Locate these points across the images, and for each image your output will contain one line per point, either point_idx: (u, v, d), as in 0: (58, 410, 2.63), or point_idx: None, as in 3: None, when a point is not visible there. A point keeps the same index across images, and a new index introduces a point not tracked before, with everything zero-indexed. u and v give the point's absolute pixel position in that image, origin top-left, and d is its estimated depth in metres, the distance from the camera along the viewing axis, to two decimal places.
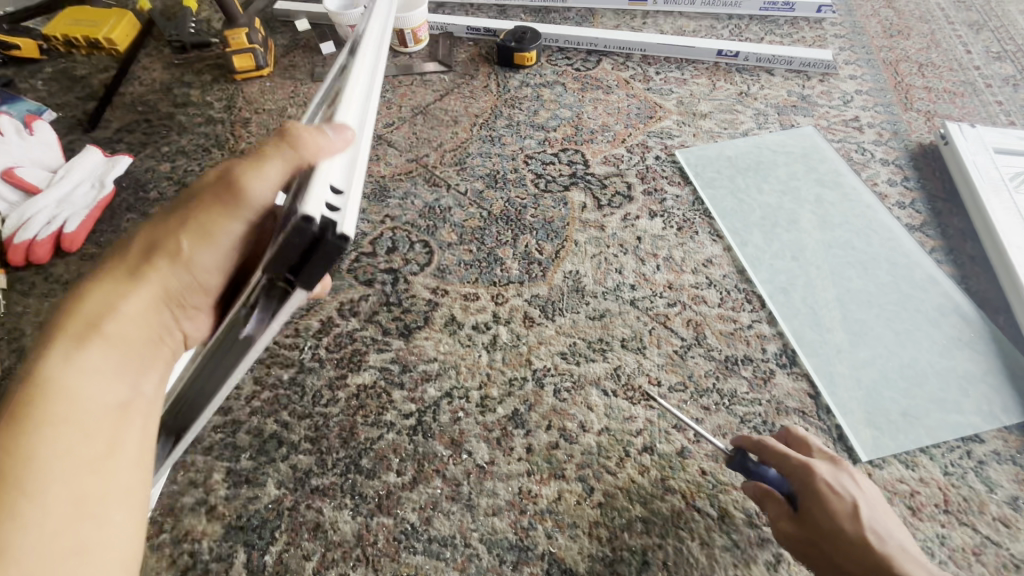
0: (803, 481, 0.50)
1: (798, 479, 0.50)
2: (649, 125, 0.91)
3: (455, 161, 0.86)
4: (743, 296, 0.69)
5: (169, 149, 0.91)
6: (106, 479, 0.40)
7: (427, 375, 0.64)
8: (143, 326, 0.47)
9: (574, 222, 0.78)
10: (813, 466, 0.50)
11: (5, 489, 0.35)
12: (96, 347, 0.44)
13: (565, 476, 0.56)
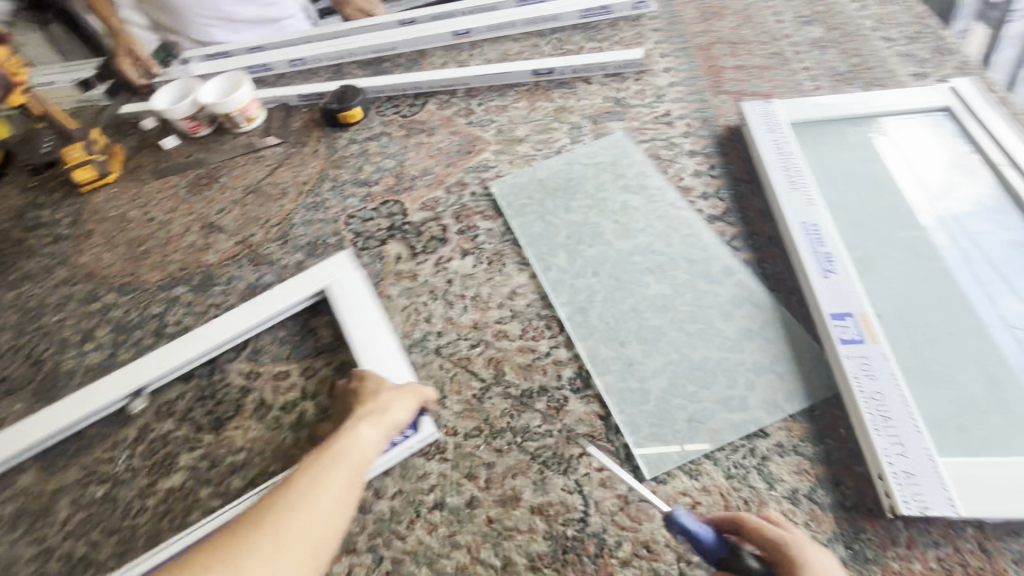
0: (786, 566, 0.45)
1: (779, 560, 0.45)
2: (467, 160, 0.92)
3: (280, 235, 0.88)
4: (544, 323, 0.69)
5: (16, 277, 0.94)
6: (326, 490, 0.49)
7: (234, 466, 0.64)
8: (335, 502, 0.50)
9: (388, 277, 0.79)
10: (795, 541, 0.46)
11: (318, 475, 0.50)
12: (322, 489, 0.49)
13: (356, 549, 0.56)
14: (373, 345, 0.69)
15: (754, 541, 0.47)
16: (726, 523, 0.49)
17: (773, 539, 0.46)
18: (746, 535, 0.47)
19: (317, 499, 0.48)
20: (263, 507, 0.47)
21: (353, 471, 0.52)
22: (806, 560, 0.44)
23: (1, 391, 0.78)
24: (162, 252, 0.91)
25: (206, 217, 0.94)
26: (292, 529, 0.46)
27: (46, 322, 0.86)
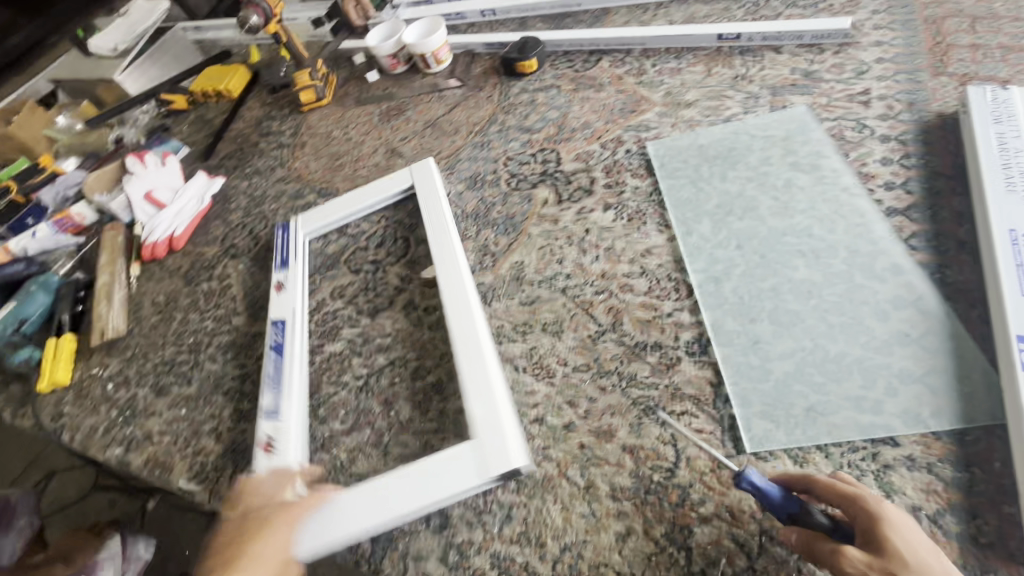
0: (862, 519, 0.45)
1: (856, 515, 0.46)
2: (629, 119, 0.92)
3: (447, 166, 0.99)
4: (673, 285, 0.70)
5: (250, 171, 1.19)
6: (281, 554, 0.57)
7: (381, 347, 0.77)
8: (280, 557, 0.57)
9: (532, 217, 0.85)
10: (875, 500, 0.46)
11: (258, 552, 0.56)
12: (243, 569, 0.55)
13: (463, 436, 0.65)
14: (416, 474, 0.60)
15: (825, 498, 0.48)
16: (796, 483, 0.50)
17: (848, 495, 0.47)
18: (816, 493, 0.48)
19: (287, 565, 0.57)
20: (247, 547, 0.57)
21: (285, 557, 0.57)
22: (884, 513, 0.45)
23: (230, 253, 1.01)
24: (353, 168, 1.07)
25: (390, 142, 1.09)
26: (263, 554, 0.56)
27: (265, 208, 1.08)
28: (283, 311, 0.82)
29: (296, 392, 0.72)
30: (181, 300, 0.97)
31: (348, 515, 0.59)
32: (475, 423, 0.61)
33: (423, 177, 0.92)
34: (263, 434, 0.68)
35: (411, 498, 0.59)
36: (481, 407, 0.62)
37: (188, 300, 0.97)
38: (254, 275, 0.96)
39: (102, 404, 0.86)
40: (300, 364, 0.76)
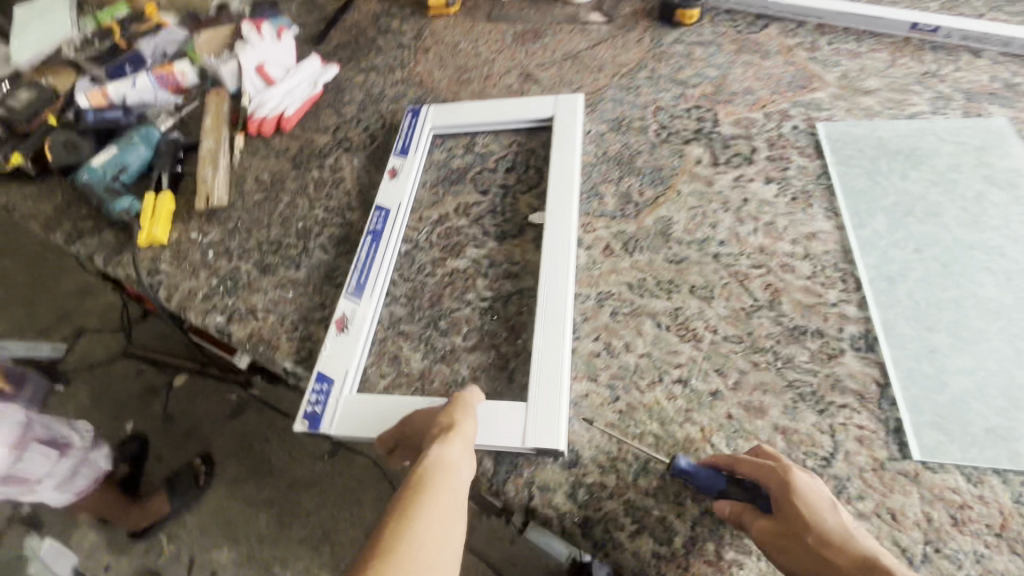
0: (776, 487, 0.49)
1: (772, 486, 0.49)
2: (798, 94, 0.86)
3: (588, 103, 0.93)
4: (839, 275, 0.66)
5: (365, 66, 1.12)
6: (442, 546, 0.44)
7: (508, 274, 0.74)
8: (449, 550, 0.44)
9: (683, 174, 0.80)
10: (785, 468, 0.49)
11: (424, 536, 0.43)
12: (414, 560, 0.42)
13: (597, 380, 0.63)
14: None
15: (747, 475, 0.51)
16: (723, 462, 0.53)
17: (762, 470, 0.50)
18: (739, 471, 0.51)
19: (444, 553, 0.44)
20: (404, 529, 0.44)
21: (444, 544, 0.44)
22: (794, 479, 0.49)
23: (343, 146, 0.97)
24: (481, 85, 1.01)
25: (523, 66, 1.02)
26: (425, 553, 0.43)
27: (383, 108, 1.02)
28: (389, 201, 0.82)
29: (375, 300, 0.72)
30: (288, 183, 0.93)
31: (370, 415, 0.63)
32: (530, 392, 0.60)
33: (566, 116, 0.85)
34: (342, 310, 0.70)
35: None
36: (538, 384, 0.61)
37: (296, 184, 0.93)
38: (369, 174, 0.92)
39: (200, 269, 0.84)
40: (388, 261, 0.76)
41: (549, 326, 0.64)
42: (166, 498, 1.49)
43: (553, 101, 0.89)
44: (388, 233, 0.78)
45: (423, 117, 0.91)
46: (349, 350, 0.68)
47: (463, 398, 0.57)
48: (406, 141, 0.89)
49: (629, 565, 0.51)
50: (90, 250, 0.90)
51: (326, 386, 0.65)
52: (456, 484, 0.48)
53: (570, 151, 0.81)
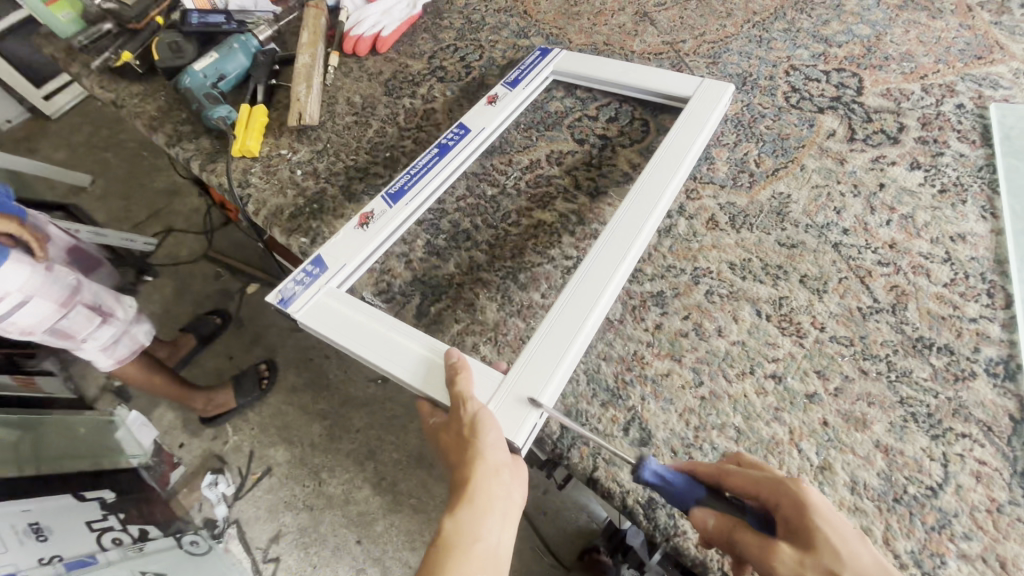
0: (786, 504, 0.44)
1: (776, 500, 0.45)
2: (970, 66, 0.73)
3: (710, 54, 0.83)
4: (985, 287, 0.57)
5: None
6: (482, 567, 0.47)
7: (597, 234, 0.70)
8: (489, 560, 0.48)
9: (811, 146, 0.70)
10: (795, 483, 0.45)
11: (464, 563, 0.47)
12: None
13: (681, 360, 0.59)
14: (425, 347, 0.60)
15: (734, 486, 0.47)
16: (705, 473, 0.49)
17: (759, 480, 0.46)
18: (726, 484, 0.48)
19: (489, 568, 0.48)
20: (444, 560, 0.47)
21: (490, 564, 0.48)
22: (807, 498, 0.44)
23: (437, 76, 0.92)
24: (592, 21, 0.92)
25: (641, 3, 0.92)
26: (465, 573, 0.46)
27: (482, 37, 0.96)
28: (475, 123, 0.78)
29: (407, 216, 0.71)
30: (379, 108, 0.90)
31: (338, 311, 0.64)
32: (535, 343, 0.58)
33: (710, 95, 0.74)
34: (372, 208, 0.71)
35: (391, 353, 0.60)
36: (543, 342, 0.57)
37: (386, 111, 0.90)
38: (461, 108, 0.88)
39: (287, 187, 0.84)
40: (437, 183, 0.74)
41: (576, 299, 0.59)
42: (231, 394, 1.59)
43: (699, 82, 0.77)
44: (456, 151, 0.75)
45: (550, 57, 0.84)
46: (356, 247, 0.68)
47: (471, 413, 0.53)
48: (520, 74, 0.82)
49: (690, 553, 0.50)
50: (188, 155, 0.92)
51: (318, 271, 0.66)
52: (484, 553, 0.47)
53: (694, 129, 0.71)
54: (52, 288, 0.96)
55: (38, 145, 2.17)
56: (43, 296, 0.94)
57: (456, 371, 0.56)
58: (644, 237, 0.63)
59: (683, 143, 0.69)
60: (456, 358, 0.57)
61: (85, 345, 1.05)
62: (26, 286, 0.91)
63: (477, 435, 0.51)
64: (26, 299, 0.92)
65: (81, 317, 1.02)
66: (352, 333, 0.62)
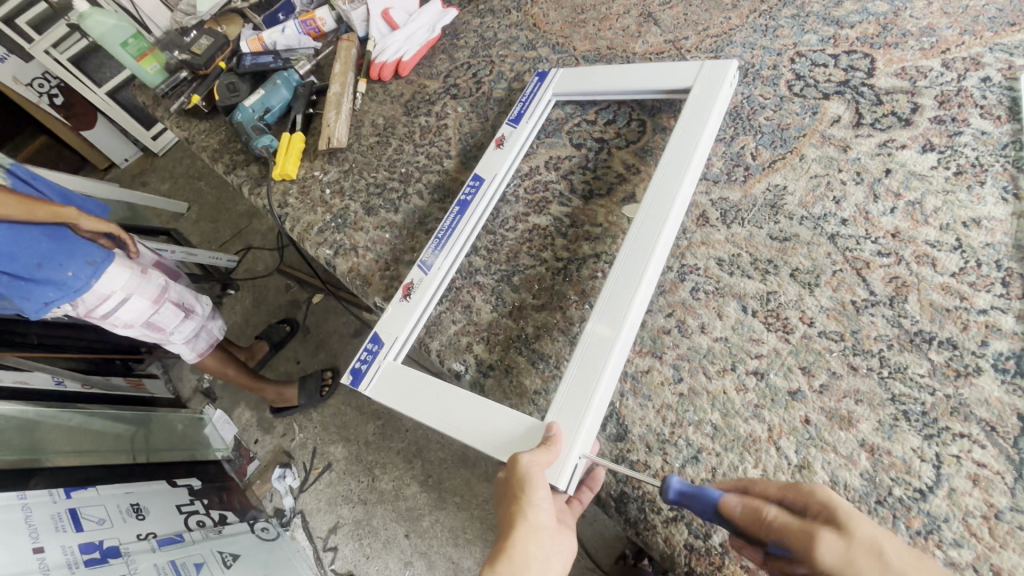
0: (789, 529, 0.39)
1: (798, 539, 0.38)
2: (1000, 35, 0.67)
3: (712, 49, 0.81)
4: (999, 276, 0.52)
5: (482, 8, 1.09)
6: None
7: (588, 235, 0.72)
8: None
9: (812, 135, 0.68)
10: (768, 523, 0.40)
11: None
12: None
13: (661, 357, 0.59)
14: (487, 407, 0.58)
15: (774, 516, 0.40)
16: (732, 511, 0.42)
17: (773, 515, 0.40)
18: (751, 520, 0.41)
19: None
20: None
21: None
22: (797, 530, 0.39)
23: (451, 93, 0.98)
24: (597, 26, 0.94)
25: (645, 4, 0.93)
26: None
27: (493, 53, 1.01)
28: (488, 170, 0.78)
29: (446, 269, 0.71)
30: (398, 128, 0.98)
31: (403, 380, 0.65)
32: (563, 389, 0.55)
33: (711, 85, 0.71)
34: (411, 277, 0.71)
35: (455, 416, 0.59)
36: (572, 397, 0.54)
37: (405, 130, 0.97)
38: (471, 122, 0.93)
39: (317, 204, 0.93)
40: (469, 231, 0.74)
41: (606, 315, 0.57)
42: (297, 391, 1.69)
43: (698, 69, 0.74)
44: (477, 202, 0.75)
45: (548, 82, 0.85)
46: (404, 317, 0.69)
47: (522, 466, 0.49)
48: (522, 108, 0.83)
49: (658, 547, 0.50)
50: (242, 181, 1.05)
51: (376, 348, 0.69)
52: None
53: (697, 131, 0.67)
54: (146, 286, 1.10)
55: (146, 180, 2.51)
56: (140, 295, 1.09)
57: (549, 444, 0.51)
58: (664, 245, 0.60)
59: (685, 147, 0.66)
60: (553, 431, 0.52)
61: (173, 336, 1.20)
62: (127, 287, 1.05)
63: (525, 490, 0.47)
64: (128, 298, 1.06)
65: (169, 314, 1.16)
66: (418, 400, 0.62)
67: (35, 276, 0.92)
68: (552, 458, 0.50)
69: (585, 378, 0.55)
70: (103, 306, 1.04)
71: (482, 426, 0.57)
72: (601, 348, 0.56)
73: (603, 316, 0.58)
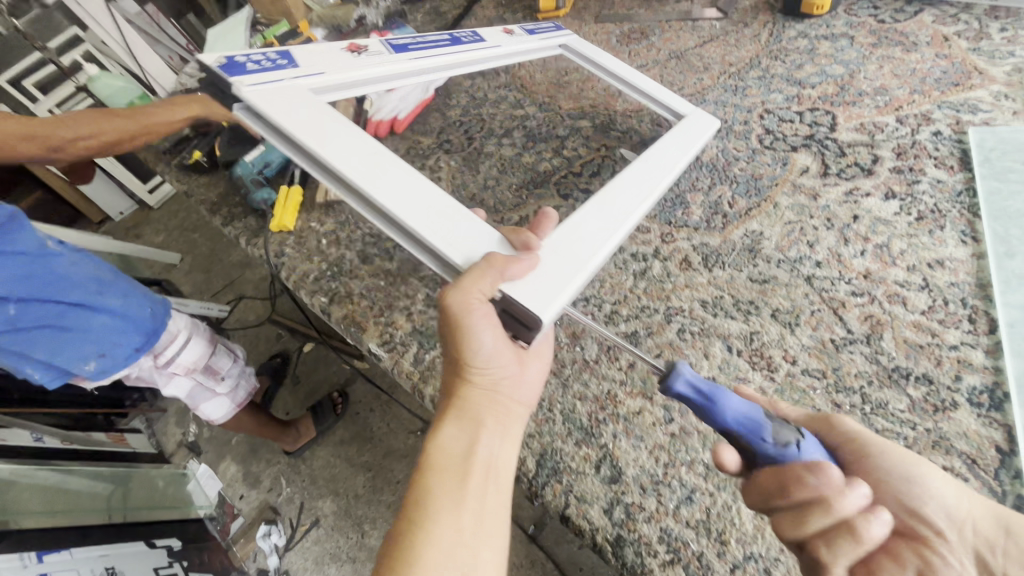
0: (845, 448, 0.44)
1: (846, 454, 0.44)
2: (947, 93, 0.73)
3: (687, 106, 0.87)
4: (966, 313, 0.56)
5: (473, 70, 1.17)
6: (487, 487, 0.46)
7: None
8: (484, 472, 0.47)
9: (783, 184, 0.72)
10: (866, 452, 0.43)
11: (460, 475, 0.46)
12: (449, 483, 0.45)
13: (652, 399, 0.61)
14: (451, 207, 0.55)
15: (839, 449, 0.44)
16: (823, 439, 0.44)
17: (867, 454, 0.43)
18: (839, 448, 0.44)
19: (490, 485, 0.46)
20: (430, 480, 0.46)
21: (489, 479, 0.47)
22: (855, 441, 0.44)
23: (444, 148, 1.03)
24: (580, 87, 1.02)
25: (623, 67, 1.00)
26: (455, 487, 0.45)
27: (485, 111, 1.07)
28: (489, 39, 0.91)
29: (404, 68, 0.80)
30: None
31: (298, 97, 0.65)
32: (559, 241, 0.56)
33: (696, 125, 0.77)
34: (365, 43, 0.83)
35: (406, 204, 0.54)
36: (564, 241, 0.56)
37: None
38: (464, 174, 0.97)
39: (313, 254, 0.96)
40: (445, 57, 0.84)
41: (604, 203, 0.61)
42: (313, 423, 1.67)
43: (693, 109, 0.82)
44: (465, 44, 0.88)
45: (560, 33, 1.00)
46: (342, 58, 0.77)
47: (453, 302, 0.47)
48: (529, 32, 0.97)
49: None
50: (239, 233, 1.08)
51: (286, 63, 0.73)
52: (482, 467, 0.47)
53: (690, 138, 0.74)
54: (201, 329, 1.03)
55: (140, 232, 2.53)
56: (199, 336, 1.01)
57: (495, 262, 0.49)
58: (657, 191, 0.66)
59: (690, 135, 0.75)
60: (524, 259, 0.51)
61: (224, 387, 1.08)
62: (189, 326, 0.99)
63: (460, 334, 0.48)
64: (189, 337, 0.99)
65: (221, 357, 1.07)
66: (353, 152, 0.58)
67: (95, 326, 0.82)
68: (490, 279, 0.48)
69: (574, 228, 0.58)
70: (166, 351, 0.95)
71: (439, 226, 0.54)
72: (591, 216, 0.59)
73: (603, 196, 0.62)
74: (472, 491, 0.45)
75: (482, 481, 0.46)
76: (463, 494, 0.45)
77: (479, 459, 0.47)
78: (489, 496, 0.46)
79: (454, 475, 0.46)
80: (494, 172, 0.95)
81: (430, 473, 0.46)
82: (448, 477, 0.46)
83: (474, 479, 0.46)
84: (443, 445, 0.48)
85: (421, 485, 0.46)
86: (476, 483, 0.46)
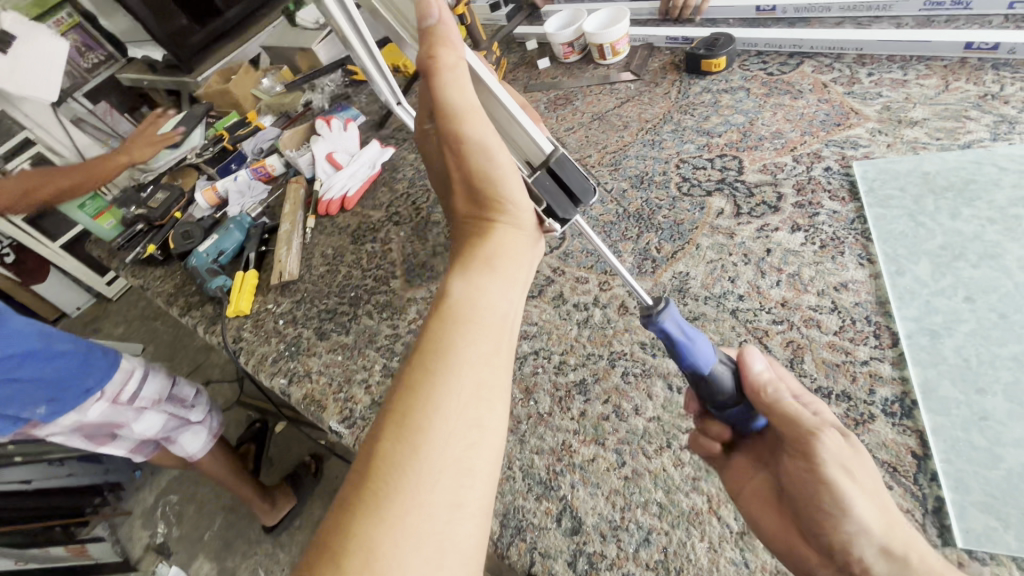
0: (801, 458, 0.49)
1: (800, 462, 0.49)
2: (832, 133, 0.82)
3: (612, 163, 0.95)
4: (872, 330, 0.61)
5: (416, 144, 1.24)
6: (503, 353, 0.45)
7: (526, 334, 0.77)
8: (502, 321, 0.46)
9: (703, 226, 0.79)
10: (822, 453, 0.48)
11: (480, 325, 0.45)
12: (471, 336, 0.44)
13: (604, 444, 0.63)
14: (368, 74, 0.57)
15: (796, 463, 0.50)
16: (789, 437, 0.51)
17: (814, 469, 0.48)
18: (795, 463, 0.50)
19: (503, 351, 0.45)
20: (448, 332, 0.44)
21: (504, 342, 0.45)
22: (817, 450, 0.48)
23: (394, 220, 1.08)
24: None
25: (553, 131, 1.08)
26: (473, 341, 0.43)
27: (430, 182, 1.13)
28: None
29: None
30: (347, 256, 1.06)
31: None
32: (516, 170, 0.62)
33: None
34: None
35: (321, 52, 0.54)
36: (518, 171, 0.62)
37: (354, 256, 1.05)
38: (413, 244, 1.02)
39: (271, 335, 0.97)
40: None
41: None
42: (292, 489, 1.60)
43: None
44: None
45: None
46: None
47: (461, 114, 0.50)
48: None
49: None
50: (196, 321, 1.09)
51: None
52: (500, 320, 0.46)
53: None
54: (156, 367, 1.18)
55: (98, 326, 2.48)
56: (155, 374, 1.16)
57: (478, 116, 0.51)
58: None
59: None
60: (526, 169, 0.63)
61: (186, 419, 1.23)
62: (144, 365, 1.13)
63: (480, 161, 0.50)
64: (146, 375, 1.13)
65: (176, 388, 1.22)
66: None
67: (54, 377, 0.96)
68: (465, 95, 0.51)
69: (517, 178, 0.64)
70: (127, 387, 1.09)
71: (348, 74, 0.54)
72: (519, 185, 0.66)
73: None
74: (491, 339, 0.44)
75: (503, 332, 0.46)
76: (482, 339, 0.44)
77: (498, 307, 0.47)
78: (504, 349, 0.45)
79: (472, 325, 0.44)
80: (443, 240, 1.00)
81: (451, 320, 0.44)
82: (472, 326, 0.44)
83: (492, 326, 0.45)
84: (461, 292, 0.46)
85: (440, 332, 0.43)
86: (497, 334, 0.45)
